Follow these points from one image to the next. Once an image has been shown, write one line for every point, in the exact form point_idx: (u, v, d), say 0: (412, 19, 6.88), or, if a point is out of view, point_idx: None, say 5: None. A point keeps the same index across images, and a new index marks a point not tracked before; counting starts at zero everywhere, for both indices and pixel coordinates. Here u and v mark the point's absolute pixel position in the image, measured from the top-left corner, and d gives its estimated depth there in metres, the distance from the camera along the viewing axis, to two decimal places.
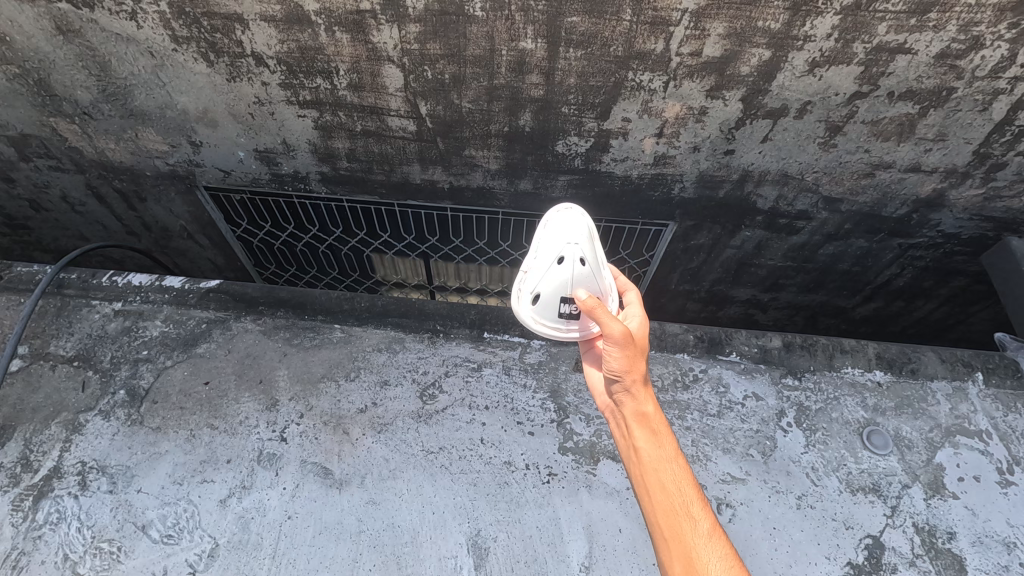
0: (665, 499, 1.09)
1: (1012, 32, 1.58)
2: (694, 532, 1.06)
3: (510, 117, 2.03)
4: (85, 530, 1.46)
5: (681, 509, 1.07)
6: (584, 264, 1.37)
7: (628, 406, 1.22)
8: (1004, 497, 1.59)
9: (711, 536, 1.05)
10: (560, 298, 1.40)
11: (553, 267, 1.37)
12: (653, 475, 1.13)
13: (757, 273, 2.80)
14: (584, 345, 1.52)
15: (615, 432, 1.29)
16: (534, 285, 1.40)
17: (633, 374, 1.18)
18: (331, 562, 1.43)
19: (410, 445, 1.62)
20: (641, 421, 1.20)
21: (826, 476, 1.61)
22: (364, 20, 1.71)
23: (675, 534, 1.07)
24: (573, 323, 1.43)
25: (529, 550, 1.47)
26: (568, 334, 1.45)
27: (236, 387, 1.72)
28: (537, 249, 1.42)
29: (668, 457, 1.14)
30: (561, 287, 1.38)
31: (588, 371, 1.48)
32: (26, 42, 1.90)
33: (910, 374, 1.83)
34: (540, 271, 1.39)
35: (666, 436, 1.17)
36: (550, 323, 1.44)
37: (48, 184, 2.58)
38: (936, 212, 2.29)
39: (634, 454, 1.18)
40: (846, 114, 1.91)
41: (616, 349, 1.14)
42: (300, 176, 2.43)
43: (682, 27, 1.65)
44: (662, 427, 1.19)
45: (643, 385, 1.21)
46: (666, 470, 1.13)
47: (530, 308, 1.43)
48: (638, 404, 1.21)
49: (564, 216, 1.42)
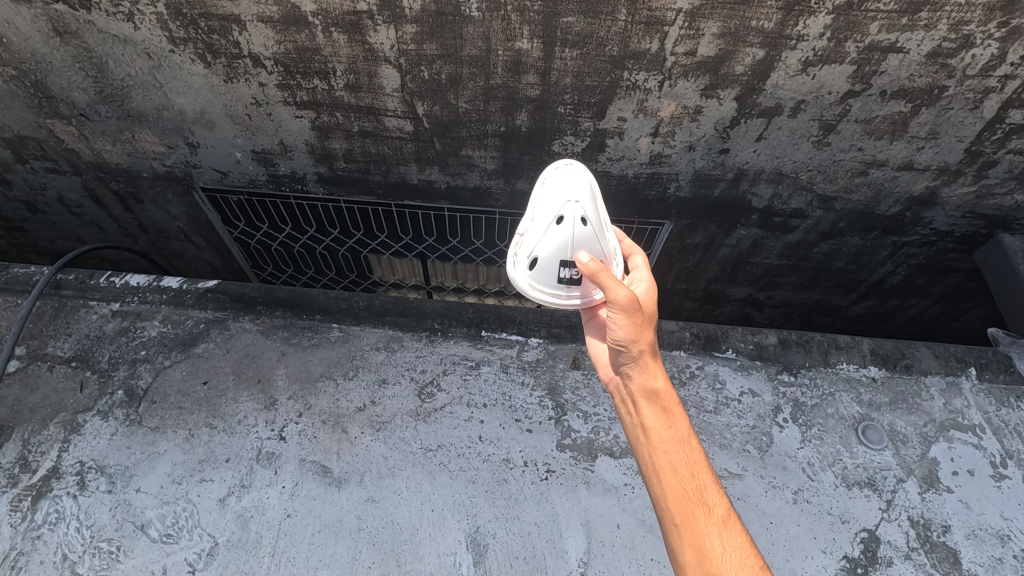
0: (677, 483, 1.10)
1: (1002, 30, 1.61)
2: (708, 517, 1.07)
3: (506, 117, 2.04)
4: (84, 529, 1.46)
5: (694, 494, 1.09)
6: (584, 224, 1.40)
7: (635, 380, 1.22)
8: (998, 490, 1.61)
9: (726, 522, 1.06)
10: (560, 261, 1.42)
11: (553, 228, 1.40)
12: (663, 457, 1.14)
13: (753, 271, 2.82)
14: (585, 315, 1.54)
15: (618, 406, 1.28)
16: (532, 248, 1.42)
17: (640, 346, 1.18)
18: (330, 560, 1.44)
19: (409, 443, 1.63)
20: (650, 398, 1.19)
21: (822, 471, 1.63)
22: (361, 21, 1.72)
23: (687, 520, 1.07)
24: (573, 287, 1.46)
25: (528, 546, 1.47)
26: (568, 300, 1.47)
27: (234, 387, 1.72)
28: (536, 210, 1.44)
29: (679, 438, 1.15)
30: (562, 249, 1.41)
31: (592, 344, 1.50)
32: (22, 44, 1.90)
33: (905, 369, 1.84)
34: (539, 233, 1.41)
35: (677, 416, 1.18)
36: (550, 290, 1.46)
37: (44, 186, 2.58)
38: (929, 210, 2.31)
39: (644, 433, 1.18)
40: (839, 113, 1.93)
41: (622, 316, 1.15)
42: (297, 176, 2.44)
43: (677, 27, 1.66)
44: (672, 405, 1.19)
45: (653, 359, 1.20)
46: (678, 452, 1.13)
47: (527, 273, 1.44)
48: (647, 379, 1.20)
49: (563, 175, 1.44)
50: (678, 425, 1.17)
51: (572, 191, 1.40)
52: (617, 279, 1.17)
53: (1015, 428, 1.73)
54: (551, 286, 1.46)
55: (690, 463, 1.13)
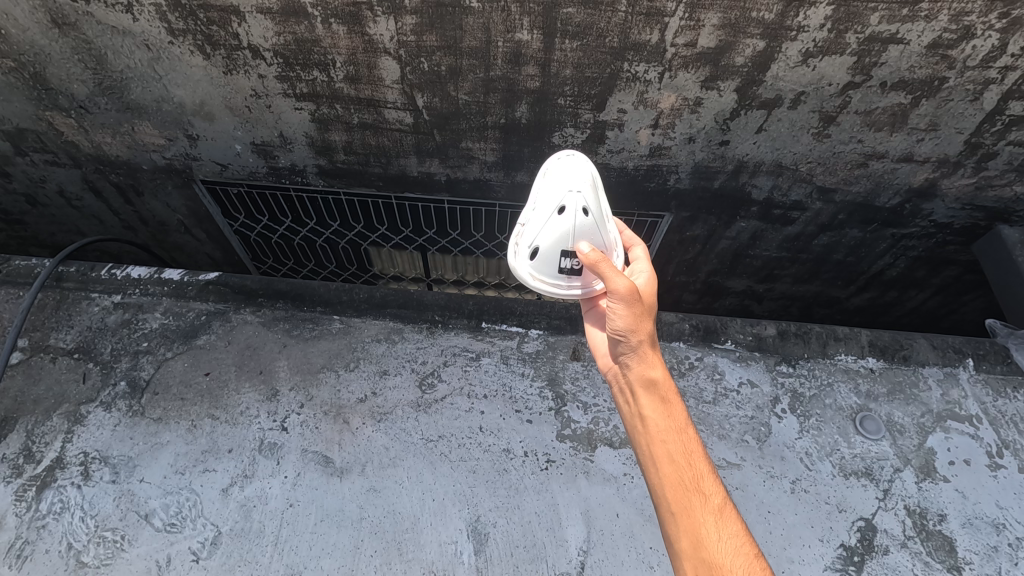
0: (674, 472, 1.10)
1: (1003, 21, 1.60)
2: (704, 507, 1.07)
3: (506, 109, 2.04)
4: (88, 519, 1.48)
5: (691, 483, 1.09)
6: (585, 214, 1.41)
7: (634, 370, 1.22)
8: (994, 480, 1.63)
9: (722, 512, 1.07)
10: (561, 252, 1.43)
11: (554, 218, 1.41)
12: (660, 446, 1.14)
13: (753, 264, 2.82)
14: (585, 306, 1.55)
15: (616, 396, 1.29)
16: (533, 239, 1.43)
17: (639, 335, 1.18)
18: (333, 549, 1.45)
19: (410, 434, 1.64)
20: (648, 387, 1.20)
21: (819, 461, 1.64)
22: (361, 12, 1.72)
23: (683, 509, 1.08)
24: (573, 278, 1.47)
25: (528, 535, 1.49)
26: (569, 291, 1.48)
27: (236, 378, 1.73)
28: (537, 200, 1.45)
29: (677, 427, 1.16)
30: (562, 239, 1.42)
31: (590, 332, 1.51)
32: (21, 36, 1.90)
33: (902, 360, 1.85)
34: (539, 223, 1.42)
35: (675, 405, 1.18)
36: (550, 280, 1.48)
37: (44, 178, 2.58)
38: (929, 202, 2.31)
39: (642, 421, 1.19)
40: (839, 104, 1.93)
41: (622, 305, 1.15)
42: (297, 169, 2.43)
43: (677, 18, 1.66)
44: (670, 394, 1.19)
45: (652, 349, 1.21)
46: (675, 441, 1.14)
47: (528, 263, 1.46)
48: (645, 369, 1.21)
49: (565, 163, 1.44)
50: (676, 415, 1.18)
51: (573, 181, 1.40)
52: (618, 270, 1.18)
53: (1012, 418, 1.74)
54: (551, 277, 1.47)
55: (687, 452, 1.13)
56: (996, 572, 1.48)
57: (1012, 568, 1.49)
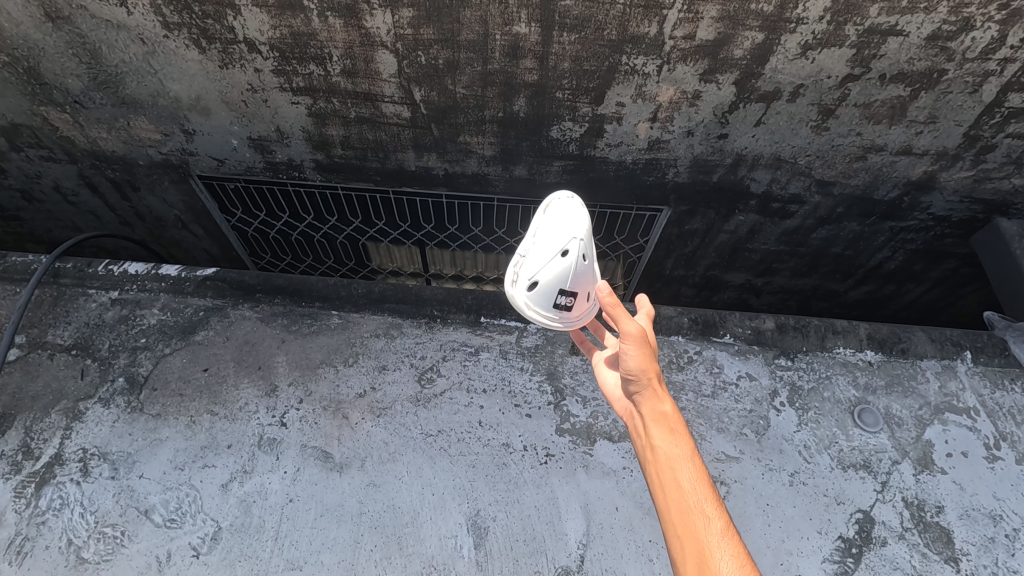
0: (678, 497, 1.06)
1: (1002, 13, 1.60)
2: (708, 530, 1.01)
3: (504, 102, 2.03)
4: (88, 515, 1.48)
5: (696, 508, 1.04)
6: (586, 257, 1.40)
7: (645, 405, 1.20)
8: (991, 472, 1.63)
9: (725, 535, 1.00)
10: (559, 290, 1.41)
11: (559, 258, 1.37)
12: (669, 475, 1.10)
13: (751, 257, 2.82)
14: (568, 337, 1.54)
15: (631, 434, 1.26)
16: (534, 274, 1.38)
17: (649, 373, 1.17)
18: (333, 543, 1.45)
19: (409, 428, 1.64)
20: (658, 420, 1.17)
21: (818, 454, 1.65)
22: (357, 5, 1.70)
23: (687, 532, 1.03)
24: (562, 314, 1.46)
25: (528, 529, 1.49)
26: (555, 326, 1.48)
27: (234, 373, 1.73)
28: (537, 234, 1.39)
29: (685, 455, 1.11)
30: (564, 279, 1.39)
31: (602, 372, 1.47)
32: (14, 30, 1.88)
33: (901, 353, 1.85)
34: (543, 261, 1.37)
35: (683, 436, 1.14)
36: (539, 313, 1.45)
37: (40, 174, 2.57)
38: (927, 195, 2.31)
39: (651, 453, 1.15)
40: (838, 97, 1.92)
41: (633, 346, 1.15)
42: (294, 164, 2.42)
43: (675, 10, 1.65)
44: (680, 426, 1.16)
45: (662, 384, 1.19)
46: (682, 469, 1.10)
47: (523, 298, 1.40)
48: (656, 403, 1.18)
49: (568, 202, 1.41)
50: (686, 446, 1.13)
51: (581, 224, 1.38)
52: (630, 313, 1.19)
53: (1010, 410, 1.75)
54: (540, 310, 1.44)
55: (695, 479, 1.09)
56: (993, 563, 1.49)
57: (1009, 559, 1.50)
